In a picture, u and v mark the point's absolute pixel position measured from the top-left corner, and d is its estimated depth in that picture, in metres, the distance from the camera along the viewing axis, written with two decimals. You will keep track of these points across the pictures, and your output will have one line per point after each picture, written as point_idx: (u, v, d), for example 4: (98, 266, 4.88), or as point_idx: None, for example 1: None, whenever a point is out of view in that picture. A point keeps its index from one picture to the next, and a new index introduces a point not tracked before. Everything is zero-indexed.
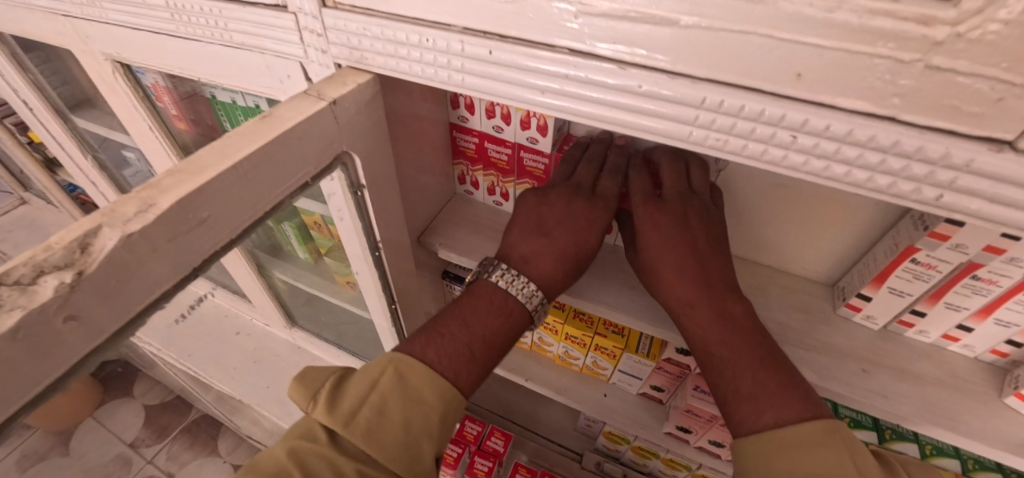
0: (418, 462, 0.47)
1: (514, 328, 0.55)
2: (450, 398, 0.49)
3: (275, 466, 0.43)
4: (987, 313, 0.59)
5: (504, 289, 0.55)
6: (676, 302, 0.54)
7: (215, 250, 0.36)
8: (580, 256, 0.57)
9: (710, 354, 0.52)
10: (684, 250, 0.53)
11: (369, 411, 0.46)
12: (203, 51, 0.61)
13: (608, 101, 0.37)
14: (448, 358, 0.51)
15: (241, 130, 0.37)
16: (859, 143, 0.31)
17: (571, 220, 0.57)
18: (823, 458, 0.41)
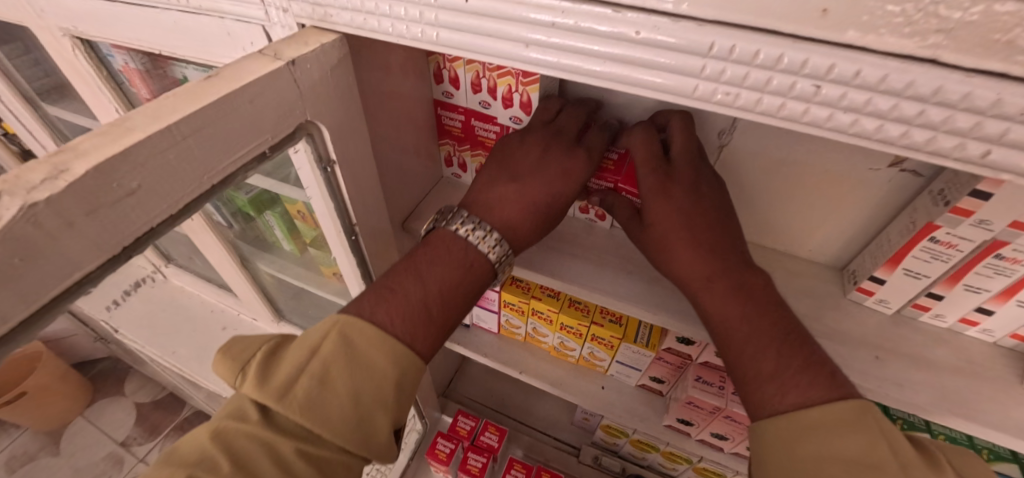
0: (373, 434, 0.43)
1: (475, 281, 0.51)
2: (405, 362, 0.45)
3: (197, 452, 0.38)
4: (1008, 295, 0.55)
5: (464, 238, 0.52)
6: (695, 277, 0.50)
7: (151, 226, 0.32)
8: (551, 206, 0.55)
9: (728, 327, 0.48)
10: (695, 220, 0.51)
11: (307, 381, 0.41)
12: (161, 20, 0.56)
13: (602, 52, 0.33)
14: (401, 317, 0.46)
15: (184, 90, 0.33)
16: (894, 92, 0.27)
17: (543, 169, 0.55)
18: (854, 439, 0.38)
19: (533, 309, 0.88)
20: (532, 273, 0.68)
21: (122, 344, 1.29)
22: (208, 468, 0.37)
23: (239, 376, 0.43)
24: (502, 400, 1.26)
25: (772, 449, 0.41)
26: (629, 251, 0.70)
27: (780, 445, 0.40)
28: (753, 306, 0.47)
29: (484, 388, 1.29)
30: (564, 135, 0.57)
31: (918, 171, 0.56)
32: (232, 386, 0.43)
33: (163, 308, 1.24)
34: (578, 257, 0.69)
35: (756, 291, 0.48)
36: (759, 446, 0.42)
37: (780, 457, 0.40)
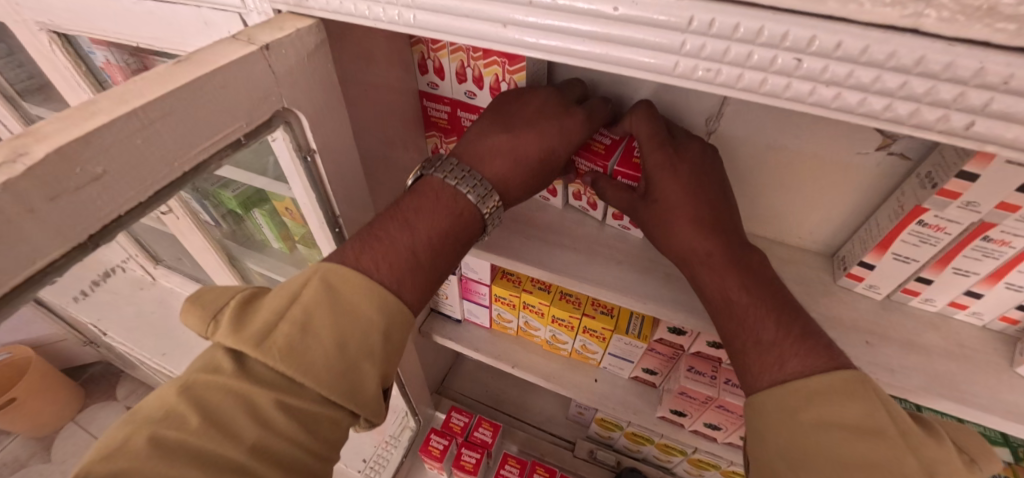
0: (359, 385, 0.42)
1: (463, 230, 0.51)
2: (392, 310, 0.44)
3: (161, 409, 0.37)
4: (998, 278, 0.55)
5: (452, 186, 0.51)
6: (693, 253, 0.51)
7: (119, 214, 0.32)
8: (542, 161, 0.54)
9: (728, 302, 0.48)
10: (700, 197, 0.52)
11: (288, 326, 0.40)
12: (136, 10, 0.55)
13: (581, 31, 0.32)
14: (388, 264, 0.46)
15: (151, 75, 0.32)
16: (875, 64, 0.27)
17: (535, 119, 0.54)
18: (854, 408, 0.38)
19: (524, 302, 0.87)
20: (521, 264, 0.67)
21: (111, 348, 1.26)
22: (175, 425, 0.36)
23: (212, 324, 0.42)
24: (496, 396, 1.26)
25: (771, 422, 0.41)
26: (619, 241, 0.70)
27: (778, 415, 0.41)
28: (755, 285, 0.48)
29: (479, 384, 1.28)
30: (569, 101, 0.56)
31: (907, 154, 0.56)
32: (204, 336, 0.42)
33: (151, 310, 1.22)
34: (568, 248, 0.69)
35: (758, 269, 0.49)
36: (758, 420, 0.42)
37: (780, 428, 0.40)
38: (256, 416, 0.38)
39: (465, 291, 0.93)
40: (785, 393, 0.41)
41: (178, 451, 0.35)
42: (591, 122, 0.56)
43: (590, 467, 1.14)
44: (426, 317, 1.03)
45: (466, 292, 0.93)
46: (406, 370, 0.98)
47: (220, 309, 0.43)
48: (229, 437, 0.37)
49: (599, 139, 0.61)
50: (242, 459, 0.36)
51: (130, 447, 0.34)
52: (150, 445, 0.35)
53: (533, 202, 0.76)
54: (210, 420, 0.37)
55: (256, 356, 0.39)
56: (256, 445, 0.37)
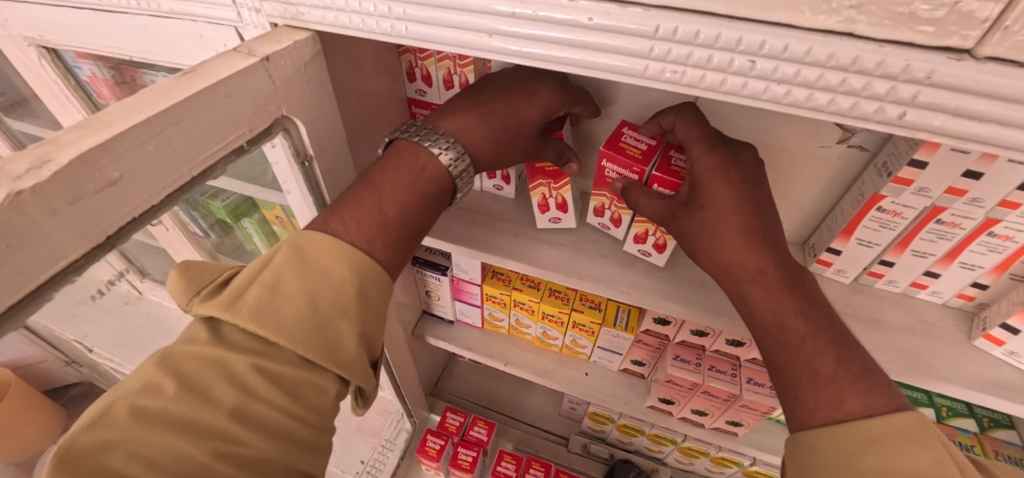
0: (336, 342, 0.43)
1: (430, 186, 0.53)
2: (362, 266, 0.46)
3: (142, 382, 0.38)
4: (953, 257, 0.59)
5: (415, 143, 0.53)
6: (744, 273, 0.48)
7: (132, 217, 0.34)
8: (509, 123, 0.56)
9: (783, 328, 0.46)
10: (752, 209, 0.49)
11: (258, 289, 0.42)
12: (130, 25, 0.56)
13: (559, 39, 0.36)
14: (357, 224, 0.48)
15: (158, 86, 0.34)
16: (818, 63, 0.31)
17: (505, 89, 0.57)
18: (922, 456, 0.36)
19: (514, 300, 0.90)
20: (511, 262, 0.70)
21: (97, 366, 1.23)
22: (154, 393, 0.38)
23: (192, 297, 0.44)
24: (490, 396, 1.28)
25: (820, 456, 0.40)
26: (602, 236, 0.73)
27: (833, 454, 0.39)
28: (815, 318, 0.45)
29: (472, 385, 1.30)
30: (556, 87, 0.58)
31: (864, 145, 0.60)
32: (185, 309, 0.44)
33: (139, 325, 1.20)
34: (555, 244, 0.72)
35: (801, 281, 0.48)
36: (811, 459, 0.40)
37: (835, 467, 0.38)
38: (235, 381, 0.40)
39: (456, 291, 0.95)
40: (835, 431, 0.40)
41: (159, 419, 0.36)
42: (562, 91, 0.58)
43: (585, 461, 1.17)
44: (417, 319, 1.04)
45: (457, 293, 0.95)
46: (401, 372, 1.00)
47: (204, 284, 0.45)
48: (208, 403, 0.39)
49: (633, 144, 0.60)
50: (229, 432, 0.38)
51: (115, 417, 0.36)
52: (131, 414, 0.36)
53: (520, 202, 0.79)
54: (187, 387, 0.39)
55: (228, 319, 0.41)
56: (236, 408, 0.39)
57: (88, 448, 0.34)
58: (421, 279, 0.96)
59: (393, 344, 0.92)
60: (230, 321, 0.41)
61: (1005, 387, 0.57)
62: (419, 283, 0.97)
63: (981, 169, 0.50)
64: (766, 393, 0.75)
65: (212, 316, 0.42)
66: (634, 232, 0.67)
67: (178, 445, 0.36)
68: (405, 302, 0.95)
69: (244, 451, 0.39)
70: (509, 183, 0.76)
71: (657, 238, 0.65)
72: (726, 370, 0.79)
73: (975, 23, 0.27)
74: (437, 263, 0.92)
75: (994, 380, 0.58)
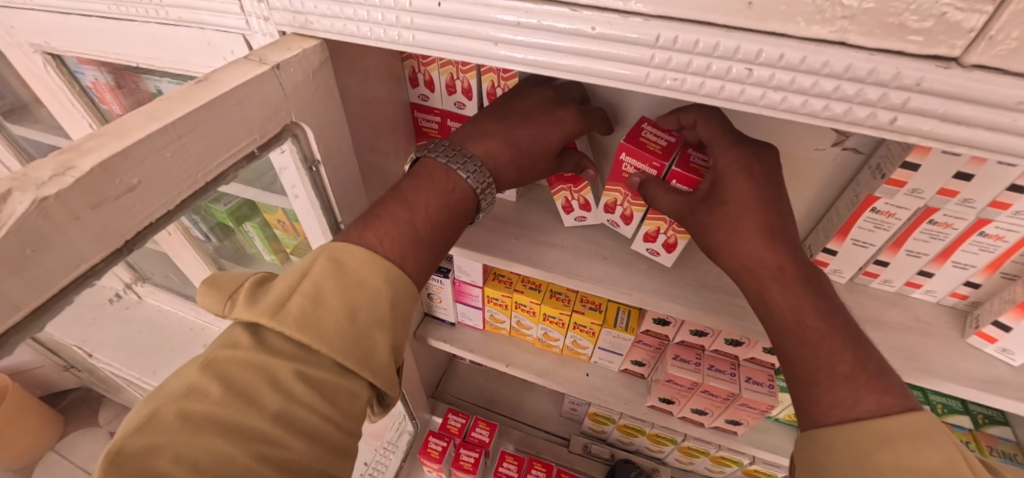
0: (372, 352, 0.45)
1: (460, 204, 0.54)
2: (397, 281, 0.47)
3: (184, 385, 0.39)
4: (945, 257, 0.61)
5: (444, 165, 0.54)
6: (764, 269, 0.49)
7: (150, 222, 0.35)
8: (533, 148, 0.57)
9: (802, 326, 0.46)
10: (772, 207, 0.50)
11: (300, 299, 0.43)
12: (137, 31, 0.57)
13: (562, 47, 0.37)
14: (390, 240, 0.48)
15: (174, 94, 0.36)
16: (812, 71, 0.32)
17: (533, 110, 0.58)
18: (933, 454, 0.38)
19: (516, 302, 0.91)
20: (513, 264, 0.71)
21: (96, 371, 1.22)
22: (200, 397, 0.38)
23: (227, 303, 0.45)
24: (490, 397, 1.29)
25: (834, 453, 0.41)
26: (602, 238, 0.74)
27: (847, 453, 0.41)
28: (831, 316, 0.46)
29: (473, 387, 1.31)
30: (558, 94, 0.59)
31: (859, 148, 0.61)
32: (222, 315, 0.45)
33: None
34: (556, 247, 0.73)
35: (825, 288, 0.48)
36: (825, 456, 0.42)
37: (850, 463, 0.40)
38: (278, 386, 0.41)
39: (458, 293, 0.96)
40: (850, 428, 0.41)
41: (204, 421, 0.37)
42: (583, 119, 0.59)
43: (585, 462, 1.17)
44: (419, 322, 1.05)
45: (459, 295, 0.96)
46: (403, 374, 1.00)
47: (235, 290, 0.46)
48: (252, 406, 0.39)
49: (654, 139, 0.60)
50: (265, 431, 0.39)
51: (160, 421, 0.37)
52: (178, 418, 0.37)
53: (522, 205, 0.80)
54: (234, 393, 0.39)
55: (273, 326, 0.42)
56: (279, 413, 0.40)
57: (136, 452, 0.35)
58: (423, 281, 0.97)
59: None
60: (275, 329, 0.42)
61: (997, 383, 0.59)
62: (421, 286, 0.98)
63: (971, 172, 0.52)
64: (765, 392, 0.76)
65: (253, 322, 0.43)
66: (645, 230, 0.68)
67: (223, 448, 0.37)
68: None
69: (282, 453, 0.39)
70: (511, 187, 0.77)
71: (668, 237, 0.66)
72: (726, 369, 0.80)
73: (961, 33, 0.28)
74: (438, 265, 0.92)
75: (987, 377, 0.59)
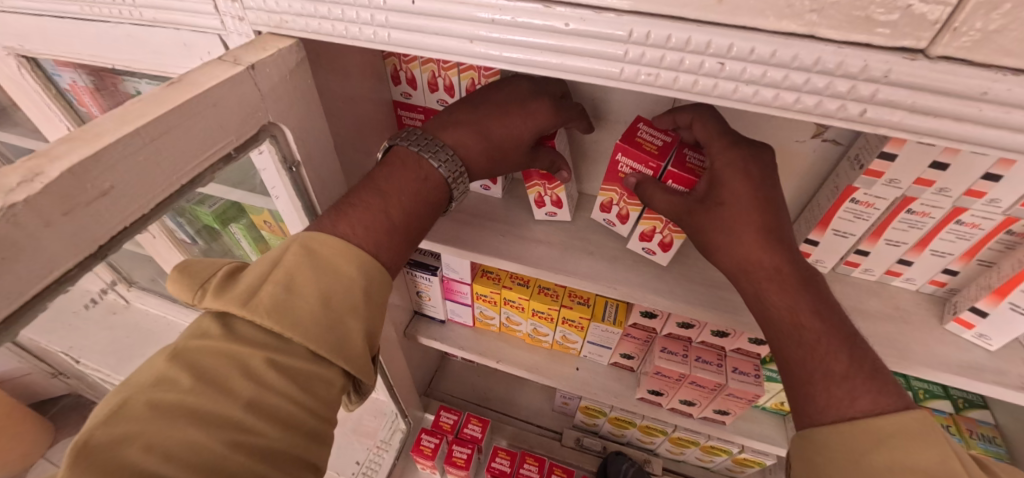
0: (347, 339, 0.44)
1: (433, 193, 0.54)
2: (371, 269, 0.47)
3: (152, 376, 0.39)
4: (923, 246, 0.63)
5: (418, 154, 0.54)
6: (761, 270, 0.49)
7: (124, 226, 0.34)
8: (504, 141, 0.57)
9: (798, 327, 0.47)
10: (769, 207, 0.50)
11: (272, 287, 0.43)
12: (112, 33, 0.56)
13: (538, 44, 0.37)
14: (364, 228, 0.48)
15: (147, 96, 0.35)
16: (783, 64, 0.32)
17: (509, 101, 0.57)
18: (928, 454, 0.38)
19: (505, 298, 0.91)
20: (499, 261, 0.71)
21: (83, 377, 1.21)
22: (169, 387, 0.38)
23: (197, 293, 0.44)
24: (483, 394, 1.29)
25: (828, 453, 0.42)
26: (588, 233, 0.75)
27: (842, 453, 0.41)
28: (829, 315, 0.47)
29: (465, 384, 1.31)
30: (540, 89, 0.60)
31: (838, 140, 0.62)
32: (192, 305, 0.45)
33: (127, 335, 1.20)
34: (542, 242, 0.73)
35: (822, 289, 0.49)
36: (820, 456, 0.43)
37: (844, 463, 0.41)
38: (250, 375, 0.40)
39: (447, 291, 0.96)
40: (845, 427, 0.42)
41: (176, 410, 0.37)
42: (558, 109, 0.58)
43: (578, 455, 1.18)
44: (410, 320, 1.05)
45: (448, 292, 0.96)
46: (394, 373, 1.00)
47: (207, 279, 0.46)
48: (224, 395, 0.39)
49: (650, 140, 0.60)
50: (242, 422, 0.39)
51: (130, 410, 0.36)
52: (149, 408, 0.37)
53: (508, 201, 0.80)
54: (204, 381, 0.39)
55: (244, 315, 0.41)
56: (252, 402, 0.40)
57: (105, 444, 0.34)
58: (411, 279, 0.97)
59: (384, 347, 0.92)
60: (246, 318, 0.42)
61: (972, 368, 0.60)
62: (410, 284, 0.98)
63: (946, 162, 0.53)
64: (751, 381, 0.77)
65: (223, 312, 0.43)
66: (641, 230, 0.67)
67: (195, 436, 0.36)
68: (395, 304, 0.95)
69: (257, 441, 0.39)
70: (496, 184, 0.78)
71: (664, 236, 0.66)
72: (713, 360, 0.81)
73: (926, 26, 0.29)
74: (425, 263, 0.92)
75: (963, 362, 0.61)
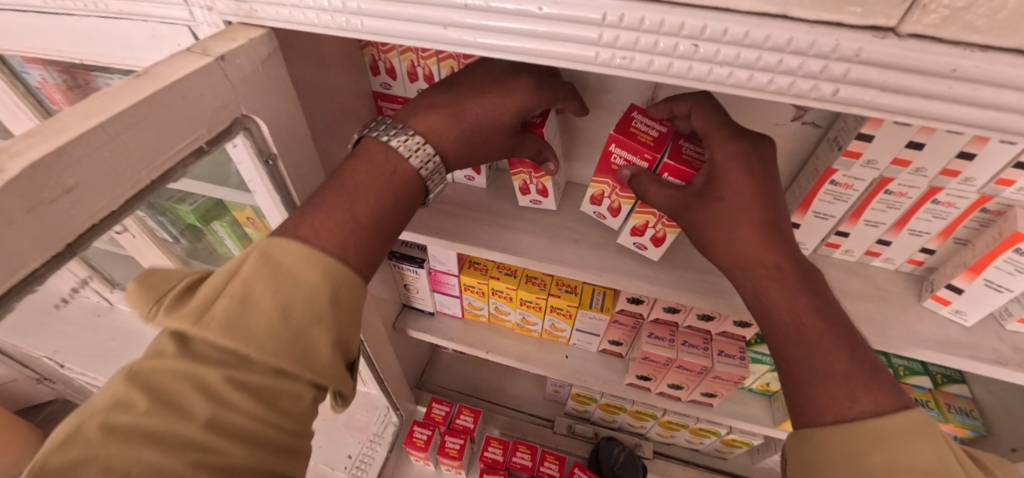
0: (311, 350, 0.44)
1: (404, 188, 0.52)
2: (337, 272, 0.46)
3: (108, 397, 0.38)
4: (902, 226, 0.64)
5: (387, 147, 0.53)
6: (761, 267, 0.49)
7: (92, 224, 0.34)
8: (482, 125, 0.55)
9: (799, 325, 0.47)
10: (770, 203, 0.50)
11: (227, 301, 0.42)
12: (78, 26, 0.54)
13: (512, 29, 0.36)
14: (328, 230, 0.47)
15: (112, 90, 0.34)
16: (756, 45, 0.32)
17: (483, 86, 0.56)
18: (925, 452, 0.39)
19: (492, 289, 0.91)
20: (485, 251, 0.71)
21: (70, 381, 1.23)
22: (126, 408, 0.38)
23: (155, 307, 0.43)
24: (474, 385, 1.29)
25: (827, 455, 0.42)
26: (573, 221, 0.75)
27: (839, 454, 0.42)
28: (829, 313, 0.47)
29: (456, 375, 1.31)
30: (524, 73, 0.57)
31: (817, 122, 0.63)
32: (149, 319, 0.44)
33: (112, 337, 1.19)
34: (528, 232, 0.73)
35: (821, 287, 0.49)
36: (816, 456, 0.43)
37: (843, 464, 0.41)
38: (209, 393, 0.40)
39: (434, 283, 0.96)
40: (845, 428, 0.42)
41: (132, 433, 0.37)
42: (540, 88, 0.55)
43: (570, 442, 1.20)
44: (398, 313, 1.05)
45: (436, 284, 0.96)
46: (384, 367, 1.00)
47: (167, 292, 0.45)
48: (182, 415, 0.39)
49: (645, 129, 0.59)
50: (204, 442, 0.39)
51: (83, 434, 0.36)
52: (103, 432, 0.36)
53: (492, 191, 0.80)
54: (160, 402, 0.39)
55: (198, 331, 0.40)
56: (212, 420, 0.39)
57: (56, 470, 0.34)
58: (399, 272, 0.96)
59: (372, 340, 0.91)
60: (200, 334, 0.41)
61: (948, 344, 0.62)
62: (397, 277, 0.97)
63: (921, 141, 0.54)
64: (737, 363, 0.78)
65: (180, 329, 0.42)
66: (632, 224, 0.66)
67: (155, 459, 0.36)
68: (383, 297, 0.95)
69: (222, 459, 0.39)
70: (480, 174, 0.78)
71: (657, 231, 0.65)
72: (699, 344, 0.82)
73: (894, 3, 0.29)
74: (411, 256, 0.92)
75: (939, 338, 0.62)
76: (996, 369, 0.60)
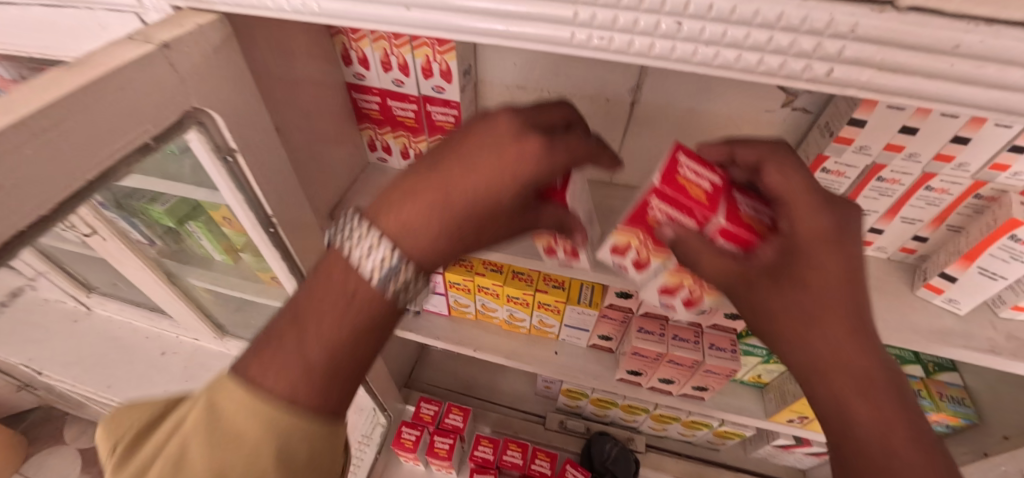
0: None
1: (366, 311, 0.41)
2: (283, 424, 0.38)
3: None
4: (894, 213, 0.62)
5: (348, 258, 0.41)
6: (845, 370, 0.35)
7: (20, 228, 0.31)
8: (476, 208, 0.40)
9: (888, 457, 0.33)
10: (857, 295, 0.36)
11: (162, 464, 0.38)
12: (20, 17, 0.51)
13: (480, 9, 0.33)
14: (279, 375, 0.39)
15: (37, 82, 0.31)
16: (744, 21, 0.30)
17: (484, 148, 0.39)
18: None
19: (478, 286, 0.89)
20: None
21: (52, 389, 1.32)
22: None
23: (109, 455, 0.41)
24: (464, 382, 1.27)
25: None
26: None
27: None
28: (927, 445, 0.33)
29: (446, 373, 1.29)
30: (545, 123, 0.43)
31: (807, 108, 0.61)
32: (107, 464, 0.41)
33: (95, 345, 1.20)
34: None
35: (914, 407, 0.35)
36: None
37: None
38: None
39: None
40: None
41: None
42: (559, 149, 0.40)
43: (562, 437, 1.18)
44: None
45: None
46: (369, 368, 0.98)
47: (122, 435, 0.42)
48: None
49: (695, 180, 0.44)
50: None
51: None
52: None
53: None
54: None
55: None
56: None
57: None
58: None
59: None
60: None
61: (941, 333, 0.61)
62: None
63: (915, 125, 0.52)
64: (729, 357, 0.76)
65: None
66: (662, 284, 0.53)
67: None
68: None
69: None
70: None
71: (693, 295, 0.53)
72: (689, 338, 0.80)
73: None
74: None
75: (932, 327, 0.61)
76: (991, 358, 0.59)
